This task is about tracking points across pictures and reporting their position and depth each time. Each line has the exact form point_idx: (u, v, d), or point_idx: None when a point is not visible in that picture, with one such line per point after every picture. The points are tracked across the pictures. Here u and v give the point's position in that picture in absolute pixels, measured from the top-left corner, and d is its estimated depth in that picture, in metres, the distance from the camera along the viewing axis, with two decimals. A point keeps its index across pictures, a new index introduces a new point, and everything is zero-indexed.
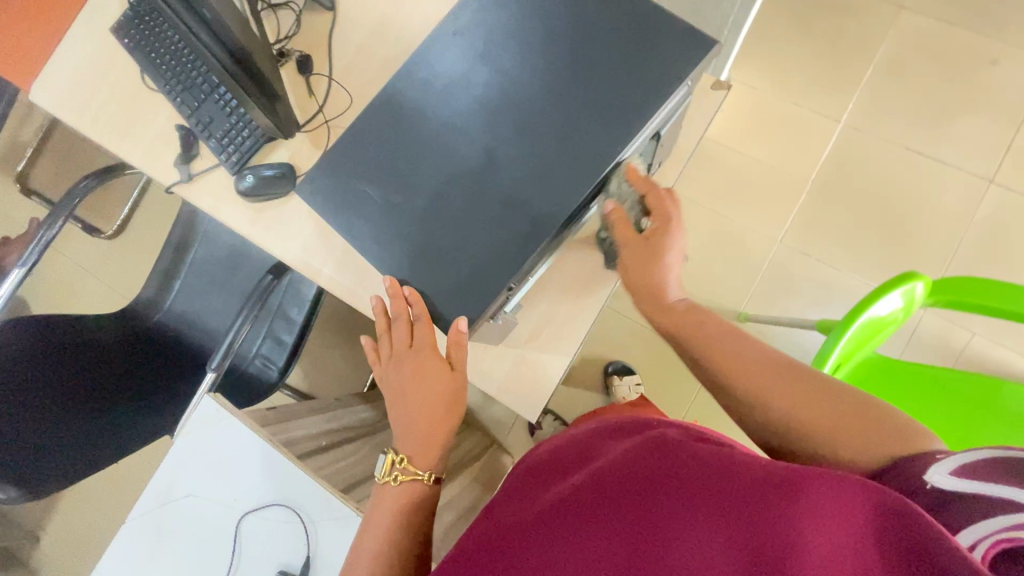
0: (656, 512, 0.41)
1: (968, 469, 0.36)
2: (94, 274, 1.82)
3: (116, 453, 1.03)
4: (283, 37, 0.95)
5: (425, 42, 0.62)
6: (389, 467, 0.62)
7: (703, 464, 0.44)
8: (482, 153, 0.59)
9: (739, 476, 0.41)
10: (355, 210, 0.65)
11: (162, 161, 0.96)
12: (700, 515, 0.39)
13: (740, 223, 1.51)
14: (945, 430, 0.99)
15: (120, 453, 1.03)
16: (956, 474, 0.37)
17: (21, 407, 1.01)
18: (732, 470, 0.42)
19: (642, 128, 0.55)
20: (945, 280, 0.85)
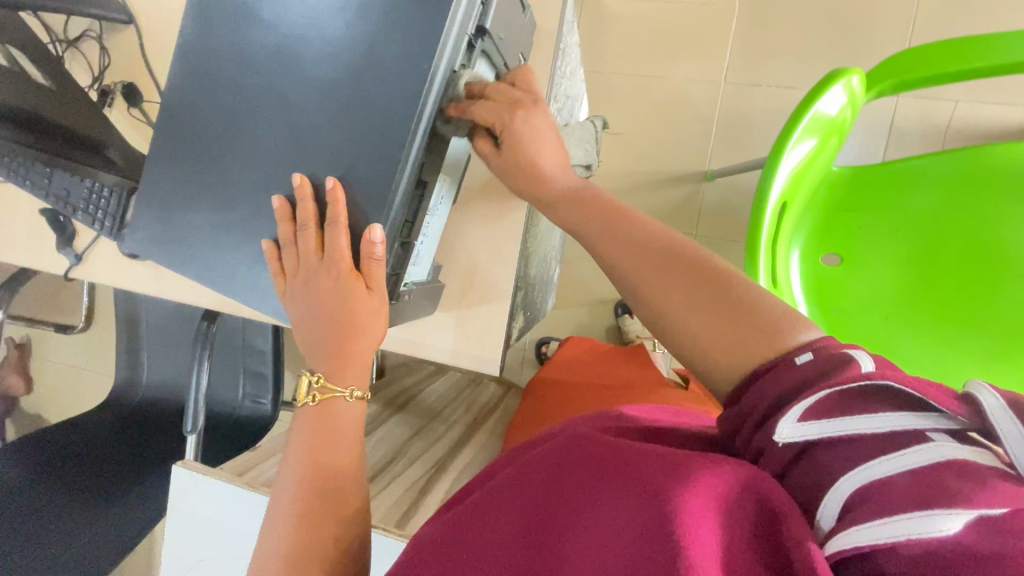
0: (555, 516, 0.36)
1: (839, 423, 0.32)
2: (85, 367, 1.80)
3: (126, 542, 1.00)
4: (98, 72, 0.84)
5: (185, 24, 0.52)
6: (305, 387, 0.49)
7: (596, 453, 0.38)
8: (294, 131, 0.50)
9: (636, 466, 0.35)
10: (189, 244, 0.54)
11: (48, 252, 0.90)
12: (588, 516, 0.34)
13: (678, 77, 1.38)
14: (934, 223, 0.91)
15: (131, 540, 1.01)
16: (825, 427, 0.33)
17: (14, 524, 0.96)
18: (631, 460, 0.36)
19: (447, 35, 0.46)
20: (889, 60, 0.74)
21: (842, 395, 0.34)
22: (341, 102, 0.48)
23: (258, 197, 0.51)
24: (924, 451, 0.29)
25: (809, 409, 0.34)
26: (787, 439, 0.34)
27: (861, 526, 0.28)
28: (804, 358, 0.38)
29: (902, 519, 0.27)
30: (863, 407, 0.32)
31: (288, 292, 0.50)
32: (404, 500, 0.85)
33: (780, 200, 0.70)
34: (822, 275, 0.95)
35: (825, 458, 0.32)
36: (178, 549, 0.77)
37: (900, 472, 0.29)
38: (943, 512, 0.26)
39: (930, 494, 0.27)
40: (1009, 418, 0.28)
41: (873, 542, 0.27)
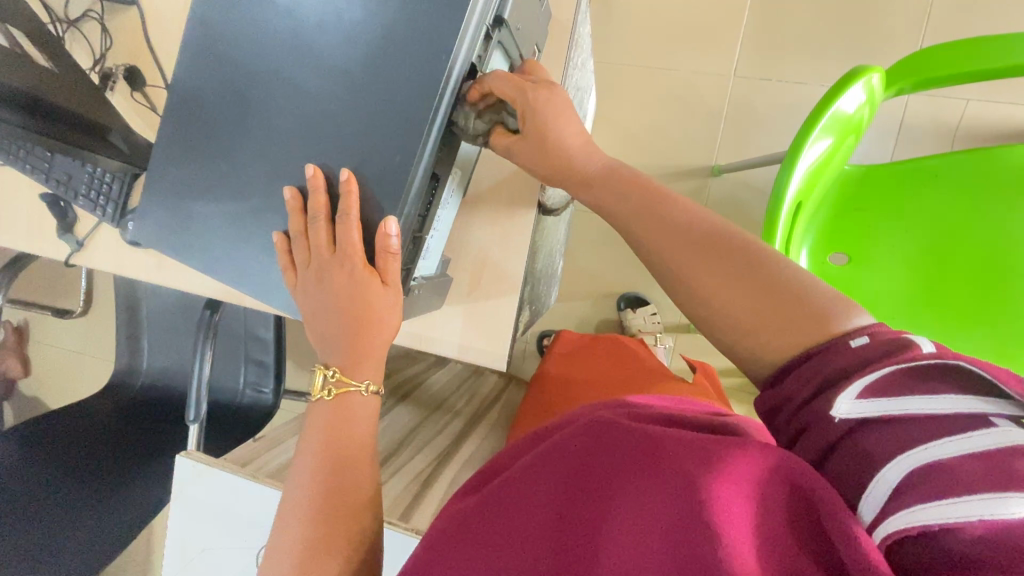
0: (586, 507, 0.36)
1: (900, 403, 0.32)
2: (83, 351, 1.79)
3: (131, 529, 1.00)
4: (99, 54, 0.82)
5: (194, 7, 0.50)
6: (320, 381, 0.48)
7: (620, 439, 0.37)
8: (306, 120, 0.48)
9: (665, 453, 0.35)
10: (196, 232, 0.53)
11: (48, 238, 0.89)
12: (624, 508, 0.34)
13: (687, 71, 1.36)
14: (946, 223, 0.91)
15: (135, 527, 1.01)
16: (885, 407, 0.33)
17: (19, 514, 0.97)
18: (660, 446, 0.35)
19: (466, 24, 0.45)
20: (909, 58, 0.72)
21: (905, 375, 0.33)
22: (359, 91, 0.47)
23: (272, 187, 0.50)
24: (989, 433, 0.29)
25: (867, 388, 0.34)
26: (846, 415, 0.34)
27: (925, 506, 0.28)
28: (860, 341, 0.37)
29: (969, 501, 0.27)
30: (926, 388, 0.32)
31: (299, 286, 0.49)
32: (409, 492, 0.85)
33: (795, 199, 0.70)
34: (829, 273, 0.94)
35: (882, 439, 0.32)
36: (184, 538, 0.76)
37: (963, 453, 0.29)
38: (1013, 496, 0.26)
39: (997, 477, 0.27)
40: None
41: (938, 522, 0.27)
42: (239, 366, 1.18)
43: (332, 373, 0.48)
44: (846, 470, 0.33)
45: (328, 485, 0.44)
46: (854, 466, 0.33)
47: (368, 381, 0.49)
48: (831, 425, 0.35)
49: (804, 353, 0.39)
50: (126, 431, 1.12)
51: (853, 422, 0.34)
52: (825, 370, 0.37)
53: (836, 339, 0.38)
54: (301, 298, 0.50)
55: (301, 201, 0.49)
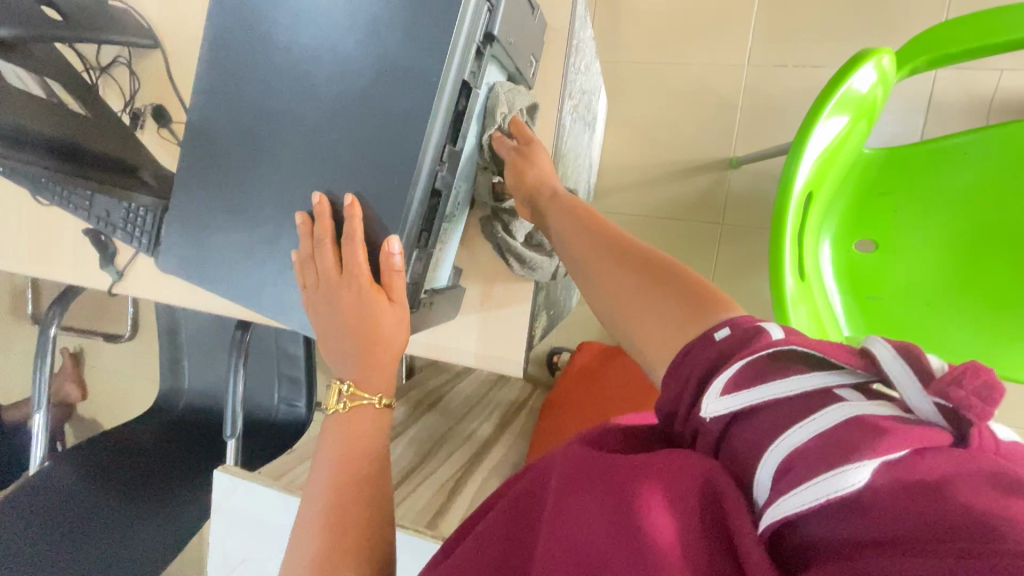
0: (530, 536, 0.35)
1: (762, 391, 0.32)
2: (133, 372, 1.89)
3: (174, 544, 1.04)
4: (129, 96, 0.88)
5: (203, 49, 0.54)
6: (335, 396, 0.50)
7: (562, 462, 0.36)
8: (306, 149, 0.51)
9: (594, 473, 0.33)
10: (213, 261, 0.56)
11: (92, 269, 0.95)
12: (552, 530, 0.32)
13: (699, 63, 1.34)
14: (975, 203, 0.87)
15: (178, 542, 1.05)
16: (746, 397, 0.32)
17: (72, 527, 1.02)
18: (590, 468, 0.34)
19: (454, 48, 0.47)
20: (918, 38, 0.70)
21: (758, 361, 0.33)
22: (354, 117, 0.49)
23: (277, 209, 0.53)
24: (832, 412, 0.29)
25: (729, 381, 0.34)
26: (714, 414, 0.33)
27: (789, 495, 0.27)
28: (721, 333, 0.37)
29: (821, 481, 0.26)
30: (785, 371, 0.32)
31: (310, 305, 0.52)
32: (434, 501, 0.86)
33: (804, 190, 0.68)
34: (855, 260, 0.93)
35: (757, 429, 0.31)
36: (224, 550, 0.80)
37: (815, 436, 0.28)
38: (851, 466, 0.26)
39: (841, 448, 0.27)
40: (898, 360, 0.29)
41: (804, 503, 0.26)
42: (272, 382, 1.22)
43: (347, 387, 0.50)
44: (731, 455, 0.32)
45: (337, 496, 0.45)
46: (736, 456, 0.32)
47: (380, 394, 0.51)
48: (709, 425, 0.34)
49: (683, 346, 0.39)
50: (170, 449, 1.18)
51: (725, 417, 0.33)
52: (697, 382, 0.37)
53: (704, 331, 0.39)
54: (314, 319, 0.52)
55: (309, 223, 0.51)
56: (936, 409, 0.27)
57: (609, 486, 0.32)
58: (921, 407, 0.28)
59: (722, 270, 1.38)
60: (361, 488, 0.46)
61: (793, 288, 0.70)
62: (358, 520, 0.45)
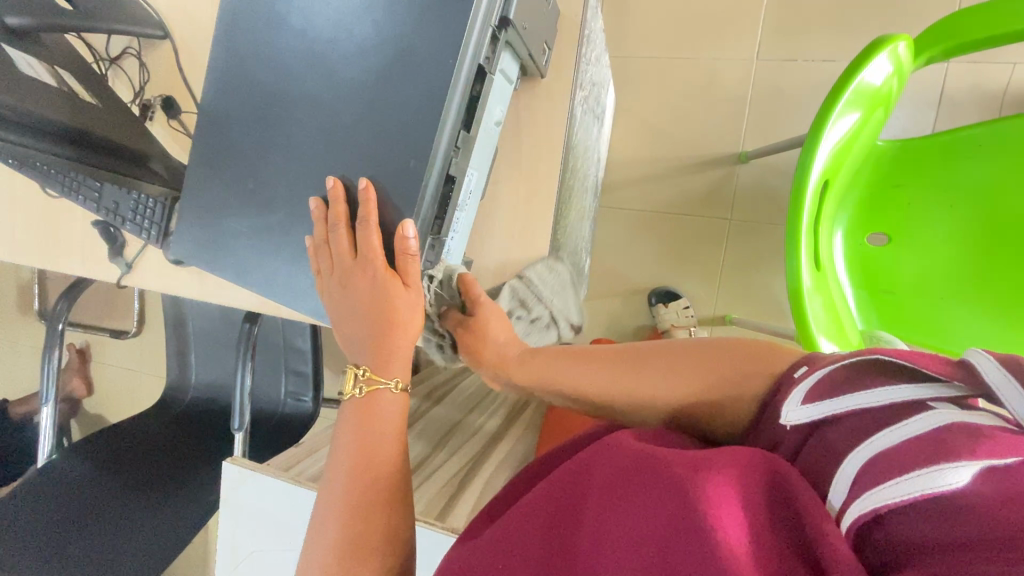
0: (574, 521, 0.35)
1: (843, 399, 0.35)
2: (139, 368, 1.89)
3: (182, 538, 1.04)
4: (138, 87, 0.88)
5: (217, 36, 0.53)
6: (351, 381, 0.50)
7: (613, 454, 0.37)
8: (321, 135, 0.51)
9: (655, 465, 0.34)
10: (226, 249, 0.56)
11: (101, 261, 0.95)
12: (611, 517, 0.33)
13: (707, 57, 1.34)
14: (992, 195, 0.86)
15: (186, 537, 1.05)
16: (828, 406, 0.36)
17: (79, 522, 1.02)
18: (650, 461, 0.35)
19: (469, 32, 0.46)
20: (934, 27, 0.70)
21: (837, 374, 0.37)
22: (368, 103, 0.49)
23: (292, 195, 0.52)
24: (926, 419, 0.31)
25: (811, 394, 0.38)
26: (795, 421, 0.38)
27: (880, 488, 0.30)
28: (800, 371, 0.42)
29: (915, 477, 0.29)
30: (868, 383, 0.35)
31: (325, 291, 0.51)
32: (444, 494, 0.86)
33: (820, 180, 0.67)
34: (868, 254, 0.93)
35: (844, 433, 0.34)
36: (233, 542, 0.80)
37: (907, 440, 0.31)
38: (951, 465, 0.28)
39: (940, 450, 0.29)
40: (1003, 372, 0.30)
41: (904, 496, 0.28)
42: (280, 376, 1.22)
43: (364, 372, 0.50)
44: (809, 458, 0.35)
45: (355, 483, 0.45)
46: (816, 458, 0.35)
47: (397, 378, 0.50)
48: (791, 431, 0.38)
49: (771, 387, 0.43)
50: (178, 444, 1.18)
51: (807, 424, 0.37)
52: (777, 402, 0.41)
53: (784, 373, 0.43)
54: (329, 305, 0.52)
55: (322, 208, 0.50)
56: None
57: (674, 475, 0.33)
58: (1021, 415, 0.29)
59: (730, 266, 1.38)
60: (379, 476, 0.46)
61: (809, 279, 0.69)
62: (376, 510, 0.44)
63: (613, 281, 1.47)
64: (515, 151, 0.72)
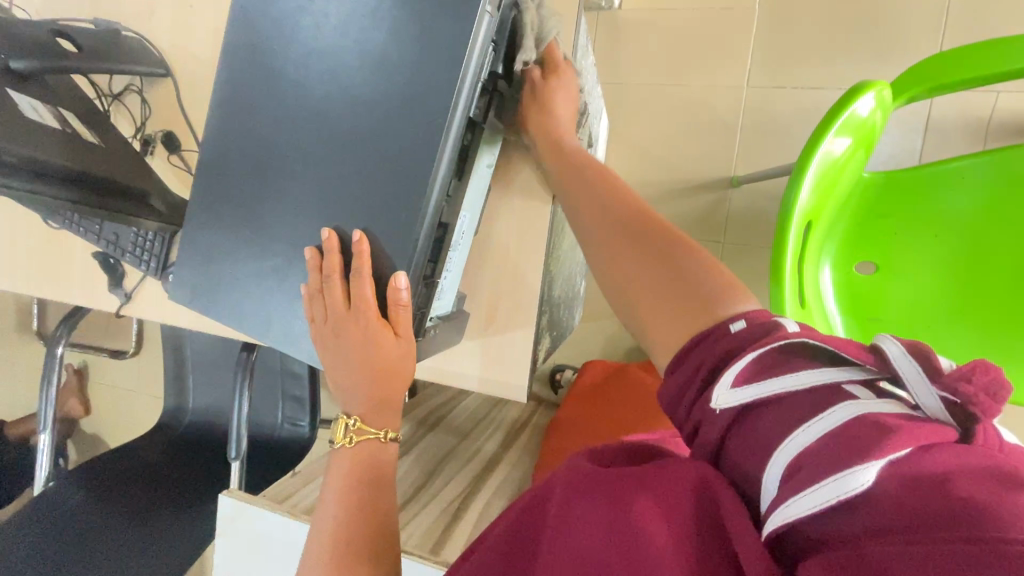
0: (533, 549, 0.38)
1: (776, 381, 0.34)
2: (138, 389, 1.89)
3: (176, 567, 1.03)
4: (140, 122, 0.90)
5: (215, 88, 0.55)
6: (342, 429, 0.51)
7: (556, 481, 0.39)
8: (315, 185, 0.52)
9: (587, 488, 0.36)
10: (221, 293, 0.57)
11: (100, 291, 0.96)
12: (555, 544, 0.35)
13: (698, 84, 1.36)
14: (973, 227, 0.88)
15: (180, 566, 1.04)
16: (761, 388, 0.34)
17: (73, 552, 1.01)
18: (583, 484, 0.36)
19: (461, 93, 0.48)
20: (914, 69, 0.72)
21: (770, 352, 0.36)
22: (361, 156, 0.51)
23: (284, 240, 0.54)
24: (839, 413, 0.31)
25: (741, 374, 0.35)
26: (724, 404, 0.35)
27: (798, 496, 0.29)
28: (737, 326, 0.39)
29: (829, 483, 0.28)
30: (796, 364, 0.34)
31: (317, 338, 0.52)
32: (439, 524, 0.86)
33: (804, 219, 0.69)
34: (854, 281, 0.94)
35: (769, 422, 0.33)
36: None
37: (823, 434, 0.30)
38: (860, 465, 0.28)
39: (854, 448, 0.29)
40: (907, 362, 0.32)
41: (820, 506, 0.28)
42: (276, 401, 1.23)
43: (355, 422, 0.51)
44: (735, 461, 0.34)
45: (344, 531, 0.46)
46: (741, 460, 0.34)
47: (387, 428, 0.52)
48: (716, 417, 0.36)
49: (691, 339, 0.41)
50: (174, 469, 1.18)
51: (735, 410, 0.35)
52: (711, 374, 0.38)
53: (719, 322, 0.40)
54: (320, 349, 0.52)
55: (316, 254, 0.51)
56: (941, 404, 0.30)
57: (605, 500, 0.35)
58: (927, 401, 0.30)
59: None
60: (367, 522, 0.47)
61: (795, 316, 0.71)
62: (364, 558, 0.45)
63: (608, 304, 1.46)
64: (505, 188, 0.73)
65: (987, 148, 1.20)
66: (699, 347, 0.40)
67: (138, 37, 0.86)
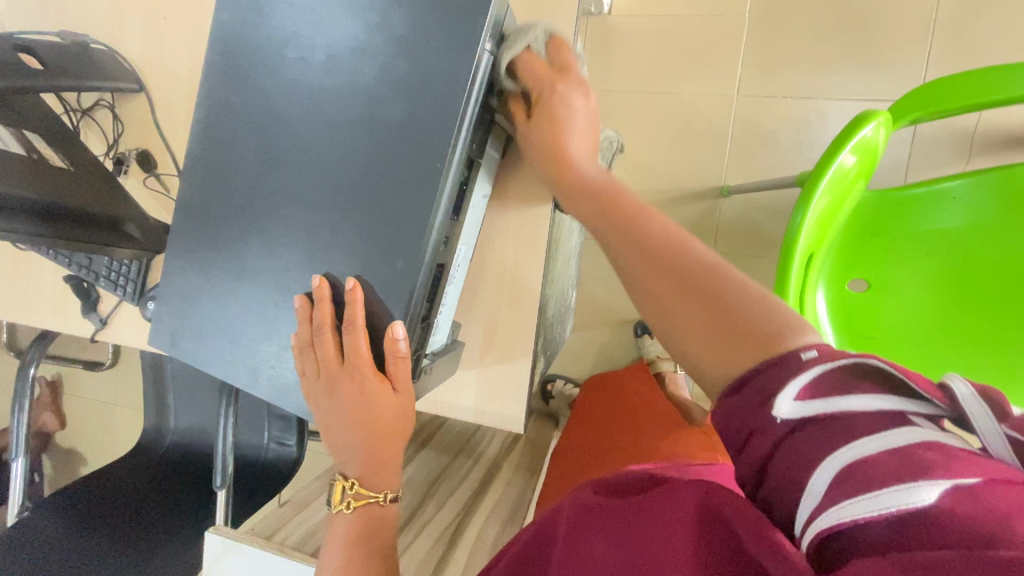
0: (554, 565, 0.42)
1: (842, 400, 0.32)
2: (115, 402, 1.84)
3: None
4: (113, 140, 0.85)
5: (196, 122, 0.52)
6: (340, 493, 0.53)
7: (573, 508, 0.43)
8: (303, 226, 0.50)
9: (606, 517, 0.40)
10: (205, 336, 0.54)
11: (72, 316, 0.92)
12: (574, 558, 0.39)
13: (689, 92, 1.35)
14: (964, 246, 0.89)
15: None
16: (824, 405, 0.33)
17: None
18: (602, 513, 0.41)
19: (458, 134, 0.46)
20: (914, 93, 0.71)
21: (840, 373, 0.34)
22: (352, 196, 0.48)
23: (273, 284, 0.52)
24: (904, 431, 0.31)
25: (806, 388, 0.34)
26: (788, 416, 0.33)
27: (853, 500, 0.29)
28: (811, 354, 0.35)
29: (888, 492, 0.28)
30: (865, 388, 0.33)
31: (311, 394, 0.51)
32: (434, 553, 0.86)
33: (804, 250, 0.70)
34: (848, 301, 0.92)
35: (826, 436, 0.32)
36: None
37: (887, 448, 0.30)
38: (923, 483, 0.28)
39: (916, 467, 0.29)
40: (980, 401, 0.31)
41: (871, 512, 0.29)
42: (261, 421, 1.19)
43: (354, 486, 0.53)
44: (781, 477, 0.33)
45: None
46: (786, 480, 0.33)
47: (386, 491, 0.54)
48: (774, 426, 0.34)
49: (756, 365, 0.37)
50: (155, 491, 1.15)
51: (794, 422, 0.34)
52: (772, 380, 0.36)
53: (790, 351, 0.36)
54: (314, 403, 0.51)
55: (309, 304, 0.50)
56: (1009, 448, 0.29)
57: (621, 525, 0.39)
58: (992, 442, 0.30)
59: None
60: None
61: None
62: None
63: (599, 314, 1.45)
64: (499, 213, 0.70)
65: (973, 160, 1.21)
66: (757, 374, 0.37)
67: (107, 49, 0.81)
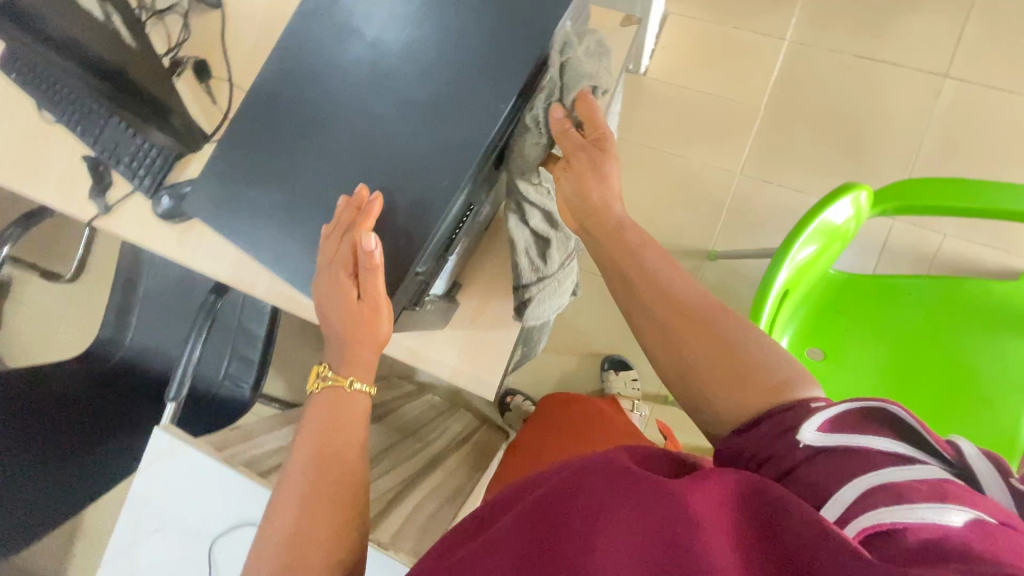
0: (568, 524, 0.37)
1: (854, 437, 0.41)
2: (62, 317, 1.76)
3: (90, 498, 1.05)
4: (174, 43, 0.89)
5: (293, 27, 0.59)
6: (316, 376, 0.62)
7: (596, 468, 0.39)
8: (366, 133, 0.57)
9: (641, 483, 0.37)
10: (249, 217, 0.61)
11: (75, 195, 0.91)
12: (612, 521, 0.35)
13: (699, 159, 1.48)
14: (917, 339, 0.99)
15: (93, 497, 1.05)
16: (840, 440, 0.41)
17: None
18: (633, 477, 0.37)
19: (523, 88, 0.54)
20: (893, 186, 0.84)
21: (851, 416, 0.42)
22: (417, 123, 0.56)
23: (325, 184, 0.59)
24: (924, 467, 0.37)
25: (826, 424, 0.43)
26: (809, 441, 0.42)
27: (889, 507, 0.35)
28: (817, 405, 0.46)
29: (923, 508, 0.34)
30: (871, 431, 0.41)
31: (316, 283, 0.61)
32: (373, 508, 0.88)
33: (780, 289, 0.78)
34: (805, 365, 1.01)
35: (846, 463, 0.40)
36: (136, 517, 0.75)
37: (910, 477, 0.36)
38: (954, 508, 0.33)
39: (945, 496, 0.34)
40: (983, 456, 0.37)
41: (904, 518, 0.33)
42: (223, 356, 1.18)
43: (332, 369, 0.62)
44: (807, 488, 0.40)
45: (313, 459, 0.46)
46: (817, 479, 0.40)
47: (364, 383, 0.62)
48: (795, 453, 0.43)
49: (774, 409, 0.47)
50: (98, 396, 1.13)
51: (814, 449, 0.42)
52: (792, 418, 0.45)
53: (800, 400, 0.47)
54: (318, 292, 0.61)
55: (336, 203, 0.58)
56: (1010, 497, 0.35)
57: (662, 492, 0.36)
58: (996, 490, 0.36)
59: None
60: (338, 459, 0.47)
61: None
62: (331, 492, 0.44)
63: (572, 342, 1.50)
64: None
65: None
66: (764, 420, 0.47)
67: None
